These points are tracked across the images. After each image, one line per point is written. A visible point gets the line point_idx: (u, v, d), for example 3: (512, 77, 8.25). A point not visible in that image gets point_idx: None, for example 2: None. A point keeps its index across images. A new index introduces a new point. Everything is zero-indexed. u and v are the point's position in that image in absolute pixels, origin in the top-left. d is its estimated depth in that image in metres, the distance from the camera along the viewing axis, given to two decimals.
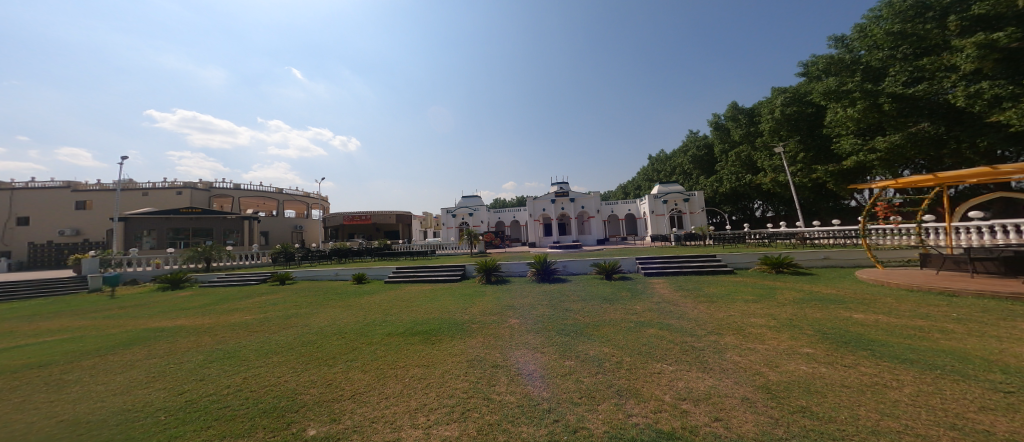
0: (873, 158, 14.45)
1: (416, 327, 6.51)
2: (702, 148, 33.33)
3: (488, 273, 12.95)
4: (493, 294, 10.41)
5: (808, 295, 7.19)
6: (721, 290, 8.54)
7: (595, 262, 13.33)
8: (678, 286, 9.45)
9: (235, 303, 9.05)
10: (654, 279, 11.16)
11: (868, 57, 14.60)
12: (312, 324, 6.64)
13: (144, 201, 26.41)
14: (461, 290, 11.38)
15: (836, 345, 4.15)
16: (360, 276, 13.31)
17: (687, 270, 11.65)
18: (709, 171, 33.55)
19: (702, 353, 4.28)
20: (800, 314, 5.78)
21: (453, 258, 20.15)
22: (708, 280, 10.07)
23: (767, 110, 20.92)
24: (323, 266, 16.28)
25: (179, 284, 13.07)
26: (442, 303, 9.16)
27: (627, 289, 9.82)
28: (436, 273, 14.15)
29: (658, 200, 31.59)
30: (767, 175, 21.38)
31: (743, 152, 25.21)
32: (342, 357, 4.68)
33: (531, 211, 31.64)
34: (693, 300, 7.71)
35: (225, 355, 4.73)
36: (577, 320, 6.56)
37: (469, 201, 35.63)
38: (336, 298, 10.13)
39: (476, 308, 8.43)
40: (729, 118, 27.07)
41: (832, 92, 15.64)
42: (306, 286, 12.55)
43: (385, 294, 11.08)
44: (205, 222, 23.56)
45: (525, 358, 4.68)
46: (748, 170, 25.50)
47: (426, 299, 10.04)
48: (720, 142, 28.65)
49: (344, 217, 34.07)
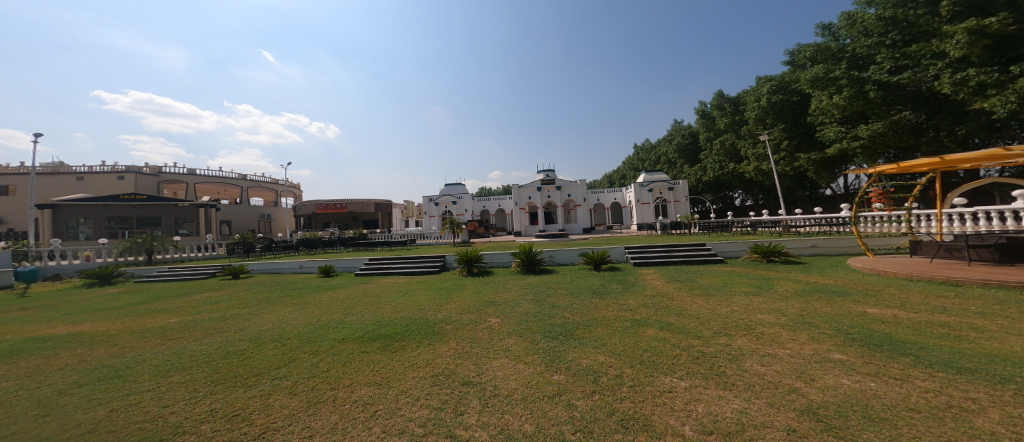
0: (856, 146, 14.33)
1: (378, 331, 5.52)
2: (686, 137, 33.29)
3: (469, 264, 12.04)
4: (474, 288, 9.55)
5: (809, 286, 6.73)
6: (716, 281, 8.00)
7: (584, 251, 12.69)
8: (671, 278, 8.90)
9: (165, 302, 7.74)
10: (644, 270, 10.63)
11: (856, 44, 14.41)
12: (249, 328, 5.50)
13: (80, 187, 23.61)
14: (438, 283, 10.43)
15: (869, 350, 3.53)
16: (327, 269, 12.05)
17: (676, 260, 11.18)
18: (693, 159, 33.63)
19: (716, 364, 3.57)
20: (810, 309, 5.22)
21: (433, 248, 19.04)
22: (700, 270, 9.59)
23: (753, 97, 20.84)
24: (287, 257, 14.82)
25: (110, 280, 11.44)
26: (414, 299, 8.19)
27: (617, 281, 9.21)
28: (413, 264, 13.10)
29: (643, 188, 31.48)
30: (750, 164, 21.40)
31: (727, 140, 25.22)
32: (268, 374, 3.66)
33: (515, 199, 30.74)
34: (689, 293, 7.13)
35: (109, 374, 3.59)
36: (565, 320, 5.80)
37: (451, 188, 34.28)
38: (292, 294, 8.93)
39: (452, 304, 7.54)
40: (714, 106, 26.95)
41: (818, 79, 15.42)
42: (263, 280, 11.21)
43: (352, 289, 9.98)
44: (150, 210, 21.40)
45: (504, 372, 3.81)
46: (732, 159, 25.60)
47: (398, 294, 9.01)
48: (705, 130, 28.64)
49: (316, 205, 31.96)
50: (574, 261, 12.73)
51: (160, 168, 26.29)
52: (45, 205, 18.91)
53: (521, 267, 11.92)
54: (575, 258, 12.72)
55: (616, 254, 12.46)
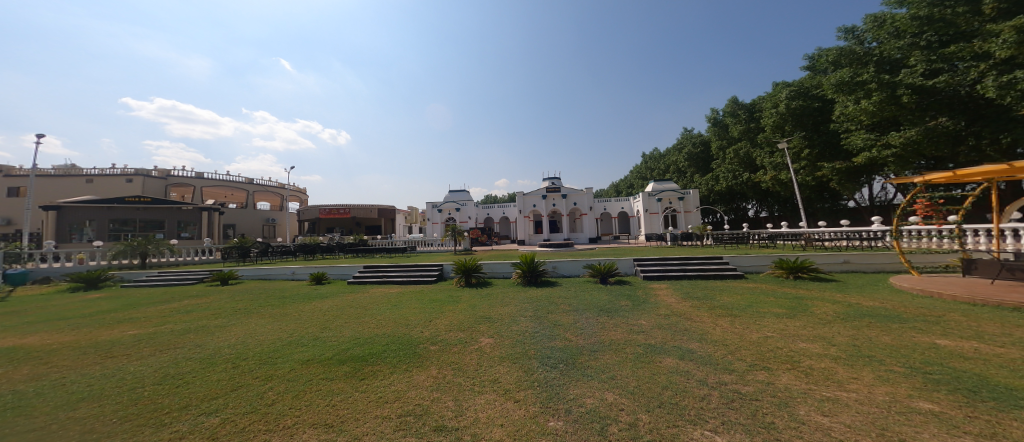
0: (887, 155, 13.42)
1: (352, 350, 4.79)
2: (697, 146, 32.41)
3: (466, 274, 11.33)
4: (470, 300, 8.82)
5: (851, 308, 5.81)
6: (738, 300, 7.11)
7: (589, 262, 11.88)
8: (686, 295, 8.03)
9: (136, 311, 7.19)
10: (655, 285, 9.76)
11: (885, 46, 13.62)
12: (207, 344, 4.82)
13: (89, 190, 23.82)
14: (432, 295, 9.73)
15: (966, 399, 2.67)
16: (318, 276, 11.45)
17: (691, 273, 10.28)
18: (705, 169, 32.64)
19: (758, 412, 2.77)
20: (863, 338, 4.33)
21: (433, 256, 18.42)
22: (718, 287, 8.69)
23: (769, 103, 20.21)
24: (281, 263, 14.34)
25: (96, 284, 11.05)
26: (404, 312, 7.49)
27: (626, 297, 8.37)
28: (408, 273, 12.44)
29: (652, 198, 30.54)
30: (767, 173, 20.57)
31: (742, 149, 24.27)
32: (195, 408, 2.94)
33: (520, 207, 30.09)
34: (709, 313, 6.26)
35: (4, 406, 2.93)
36: (567, 344, 5.00)
37: (456, 196, 33.87)
38: (275, 303, 8.32)
39: (443, 320, 6.82)
40: (728, 114, 26.19)
41: (843, 83, 14.58)
42: (251, 286, 10.67)
43: (340, 298, 9.35)
44: (154, 213, 21.48)
45: (488, 415, 3.03)
46: (747, 168, 24.69)
47: (388, 306, 8.32)
48: (717, 138, 27.91)
49: (320, 210, 31.77)
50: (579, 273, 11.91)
51: (168, 171, 26.50)
52: (51, 206, 19.01)
53: (522, 279, 11.14)
54: (580, 270, 11.90)
55: (624, 266, 11.61)
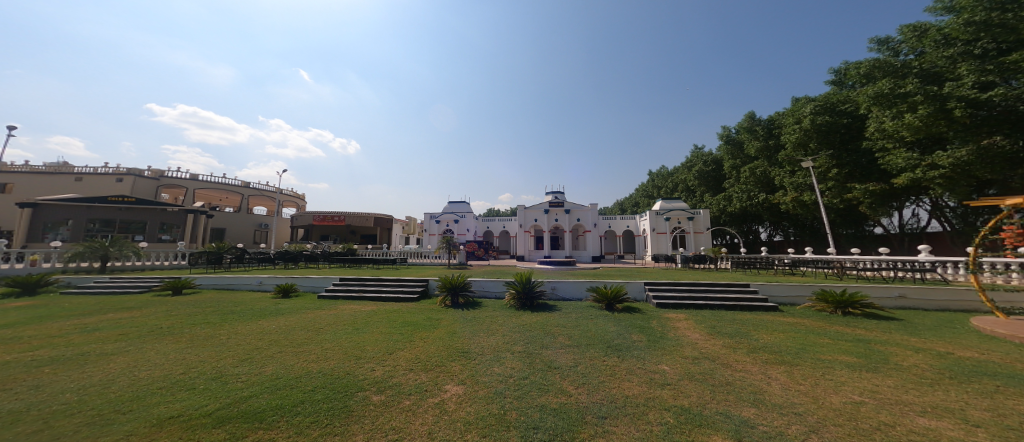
0: (933, 175, 12.53)
1: (259, 400, 3.31)
2: (708, 164, 31.32)
3: (451, 291, 9.91)
4: (451, 325, 7.39)
5: (952, 364, 4.29)
6: (783, 340, 5.60)
7: (593, 283, 10.42)
8: (714, 330, 6.51)
9: (33, 326, 5.87)
10: (671, 314, 8.24)
11: (932, 58, 13.79)
12: (50, 385, 3.34)
13: (77, 188, 23.09)
14: (407, 315, 8.29)
15: None
16: (284, 289, 10.08)
17: (714, 302, 8.74)
18: (716, 188, 31.34)
19: None
20: (1017, 420, 2.85)
21: (423, 269, 16.99)
22: (750, 320, 7.16)
23: (793, 119, 19.96)
24: (252, 272, 13.07)
25: (35, 289, 9.86)
26: (362, 338, 6.05)
27: (638, 329, 6.88)
28: (387, 289, 11.01)
29: (660, 217, 29.14)
30: (788, 195, 19.77)
31: (758, 167, 23.52)
32: None
33: (521, 221, 28.80)
34: (752, 358, 4.76)
35: None
36: (563, 406, 3.51)
37: (456, 207, 32.78)
38: (214, 320, 6.94)
39: (408, 353, 5.37)
40: (744, 129, 25.35)
41: (882, 95, 14.34)
42: (203, 299, 9.33)
43: (299, 316, 7.95)
44: (136, 214, 20.68)
45: None
46: (764, 187, 23.57)
47: (350, 328, 6.88)
48: (731, 157, 27.18)
49: (314, 217, 30.70)
50: (581, 297, 10.44)
51: (162, 172, 25.71)
52: (28, 203, 18.56)
53: (514, 299, 9.69)
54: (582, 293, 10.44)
55: (632, 290, 10.09)
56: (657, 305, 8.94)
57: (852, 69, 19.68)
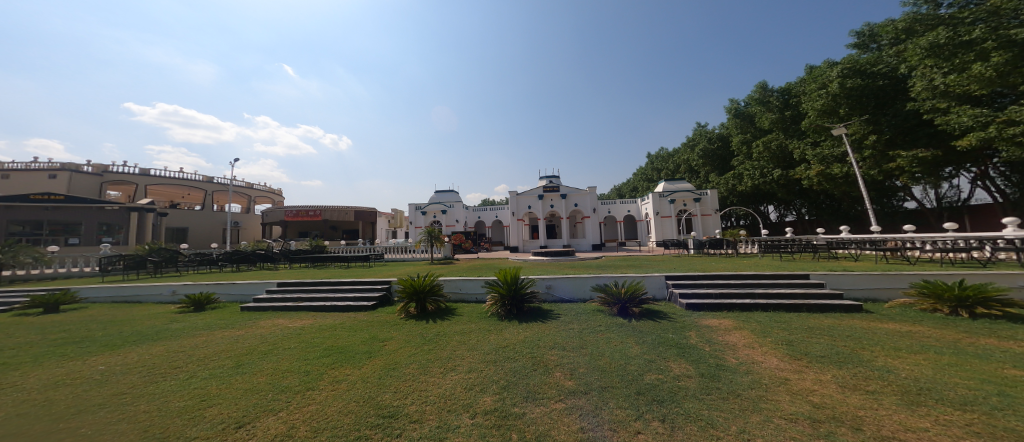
0: (1011, 133, 10.21)
1: None
2: (713, 142, 28.95)
3: (415, 296, 7.53)
4: (400, 353, 5.01)
5: None
6: (939, 373, 3.30)
7: (599, 280, 8.07)
8: (799, 352, 4.19)
9: None
10: (712, 320, 5.94)
11: (989, 2, 11.51)
12: None
13: (5, 187, 20.31)
14: (341, 335, 5.87)
15: None
16: (192, 300, 7.56)
17: (767, 298, 6.41)
18: (722, 168, 29.01)
19: None
20: None
21: (398, 267, 14.57)
22: (839, 330, 4.84)
23: (817, 84, 17.59)
24: (177, 279, 10.55)
25: None
26: (225, 384, 3.61)
27: (678, 352, 4.57)
28: (335, 294, 8.57)
29: (664, 199, 26.86)
30: (811, 170, 17.67)
31: (773, 141, 21.18)
32: None
33: (513, 209, 26.36)
34: (943, 425, 2.40)
35: None
36: None
37: (442, 197, 30.31)
38: (18, 360, 4.47)
39: (282, 422, 2.95)
40: (756, 101, 22.85)
41: (938, 46, 12.23)
42: (73, 319, 6.84)
43: (184, 340, 5.56)
44: (68, 213, 18.03)
45: None
46: (779, 163, 21.34)
47: (230, 362, 4.42)
48: (740, 132, 24.84)
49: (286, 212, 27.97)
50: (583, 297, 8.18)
51: (106, 167, 22.82)
52: None
53: (497, 305, 7.26)
54: (583, 293, 8.18)
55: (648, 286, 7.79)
56: (686, 306, 6.63)
57: (882, 26, 17.47)
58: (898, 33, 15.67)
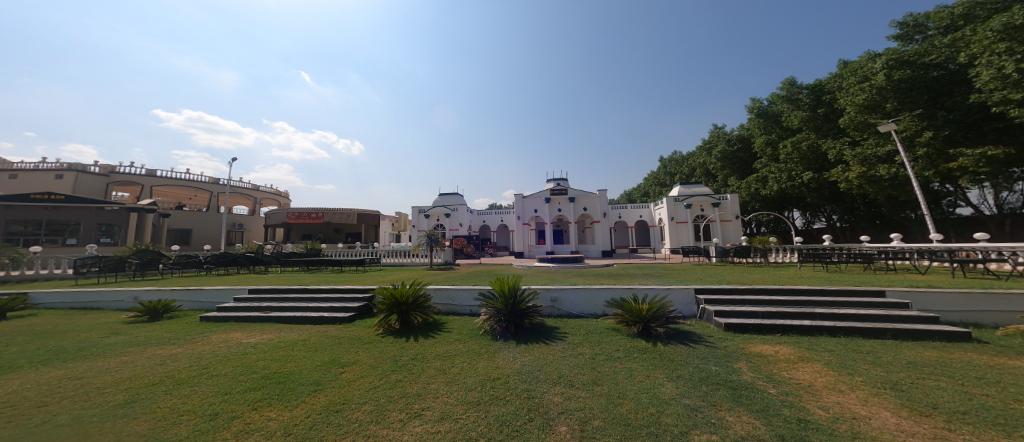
0: None
1: None
2: (733, 144, 27.27)
3: (398, 307, 6.37)
4: (357, 385, 3.82)
5: None
6: None
7: (613, 292, 6.82)
8: (922, 405, 2.85)
9: None
10: (764, 347, 4.60)
11: None
12: None
13: (14, 187, 20.39)
14: (295, 356, 4.72)
15: None
16: (145, 308, 6.60)
17: (834, 319, 5.03)
18: (743, 171, 27.23)
19: None
20: None
21: (392, 272, 13.53)
22: (962, 372, 3.45)
23: (857, 78, 16.01)
24: (151, 283, 9.72)
25: None
26: (77, 437, 2.50)
27: (734, 397, 3.26)
28: (309, 301, 7.50)
29: (680, 204, 25.26)
30: (850, 172, 15.95)
31: (803, 141, 19.51)
32: None
33: (520, 212, 25.18)
34: None
35: None
36: None
37: (447, 200, 29.40)
38: None
39: None
40: (783, 99, 21.25)
41: (1015, 28, 10.74)
42: (4, 329, 5.95)
43: (106, 359, 4.55)
44: (66, 214, 17.67)
45: None
46: (810, 165, 19.59)
47: (124, 396, 3.31)
48: (764, 132, 23.19)
49: (290, 214, 27.50)
50: (593, 312, 6.94)
51: (113, 167, 22.69)
52: None
53: (495, 319, 6.04)
54: (593, 307, 6.95)
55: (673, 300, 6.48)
56: (725, 326, 5.29)
57: (930, 13, 15.86)
58: (954, 19, 14.07)
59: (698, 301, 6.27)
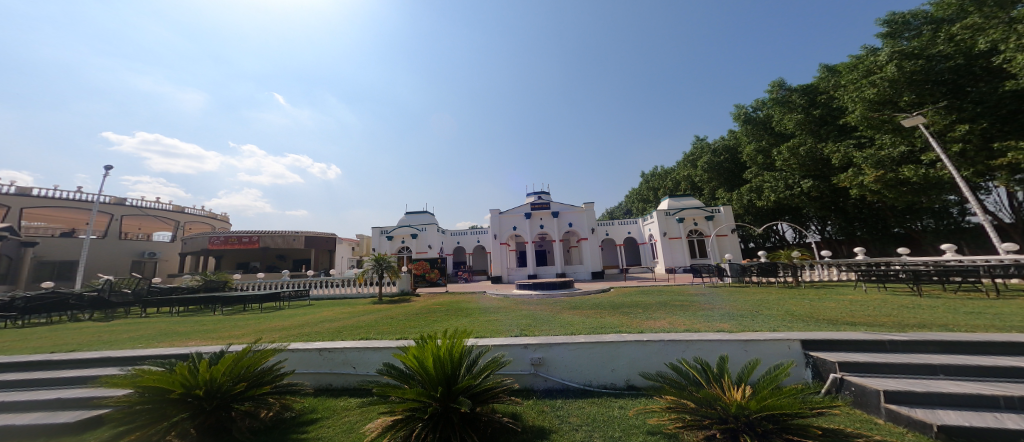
0: None
1: None
2: (718, 154, 25.91)
3: (199, 402, 2.78)
4: None
5: None
6: None
7: (642, 348, 3.92)
8: None
9: None
10: None
11: None
12: None
13: None
14: None
15: None
16: None
17: None
18: (731, 182, 25.78)
19: None
20: None
21: (312, 310, 9.69)
22: None
23: (859, 73, 14.73)
24: None
25: None
26: None
27: None
28: (46, 379, 3.61)
29: (671, 218, 23.09)
30: (864, 177, 14.25)
31: (800, 146, 17.98)
32: None
33: (495, 230, 21.95)
34: None
35: None
36: None
37: (413, 219, 25.85)
38: None
39: None
40: (775, 102, 19.95)
41: None
42: None
43: None
44: None
45: None
46: (809, 172, 18.05)
47: None
48: (754, 140, 21.85)
49: (216, 237, 22.72)
50: (603, 382, 4.03)
51: None
52: None
53: (431, 431, 2.64)
54: (603, 373, 4.05)
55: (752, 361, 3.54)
56: (933, 430, 2.27)
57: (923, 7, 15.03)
58: (964, 5, 12.69)
59: (809, 361, 3.35)
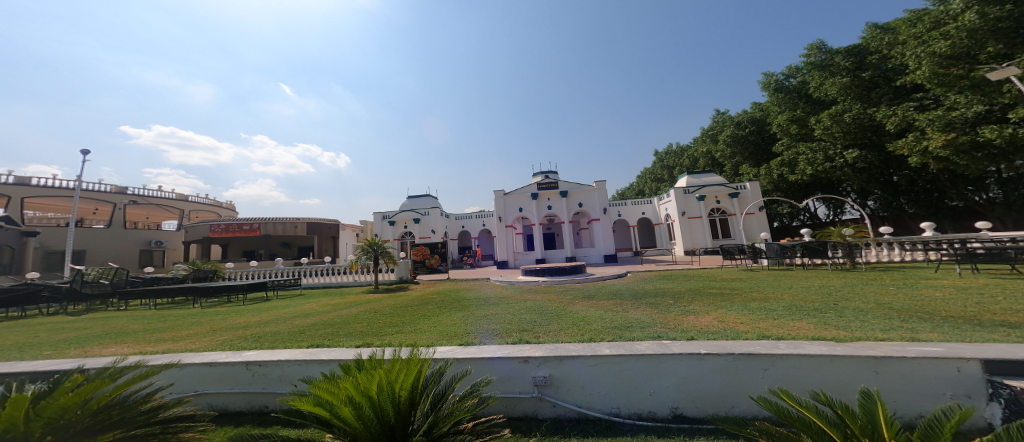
0: None
1: None
2: (744, 127, 23.55)
3: None
4: None
5: None
6: None
7: (704, 364, 2.69)
8: None
9: None
10: None
11: None
12: None
13: None
14: None
15: None
16: None
17: None
18: (757, 157, 23.55)
19: None
20: None
21: (298, 302, 8.72)
22: None
23: (927, 21, 12.35)
24: None
25: None
26: None
27: None
28: None
29: (690, 196, 21.26)
30: (929, 142, 12.10)
31: (846, 112, 15.69)
32: None
33: (501, 213, 20.67)
34: None
35: None
36: None
37: (417, 203, 24.73)
38: None
39: None
40: (812, 67, 17.45)
41: None
42: None
43: None
44: None
45: None
46: (854, 141, 15.85)
47: None
48: (786, 109, 19.53)
49: (216, 226, 22.16)
50: (638, 410, 2.84)
51: None
52: None
53: None
54: (640, 397, 2.84)
55: (879, 386, 2.34)
56: None
57: None
58: None
59: (999, 394, 2.05)
